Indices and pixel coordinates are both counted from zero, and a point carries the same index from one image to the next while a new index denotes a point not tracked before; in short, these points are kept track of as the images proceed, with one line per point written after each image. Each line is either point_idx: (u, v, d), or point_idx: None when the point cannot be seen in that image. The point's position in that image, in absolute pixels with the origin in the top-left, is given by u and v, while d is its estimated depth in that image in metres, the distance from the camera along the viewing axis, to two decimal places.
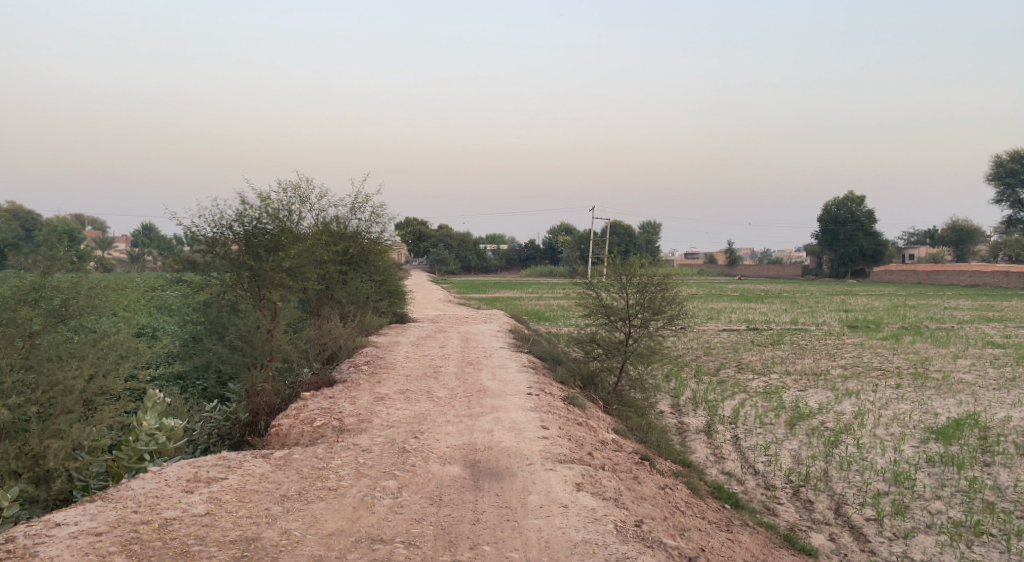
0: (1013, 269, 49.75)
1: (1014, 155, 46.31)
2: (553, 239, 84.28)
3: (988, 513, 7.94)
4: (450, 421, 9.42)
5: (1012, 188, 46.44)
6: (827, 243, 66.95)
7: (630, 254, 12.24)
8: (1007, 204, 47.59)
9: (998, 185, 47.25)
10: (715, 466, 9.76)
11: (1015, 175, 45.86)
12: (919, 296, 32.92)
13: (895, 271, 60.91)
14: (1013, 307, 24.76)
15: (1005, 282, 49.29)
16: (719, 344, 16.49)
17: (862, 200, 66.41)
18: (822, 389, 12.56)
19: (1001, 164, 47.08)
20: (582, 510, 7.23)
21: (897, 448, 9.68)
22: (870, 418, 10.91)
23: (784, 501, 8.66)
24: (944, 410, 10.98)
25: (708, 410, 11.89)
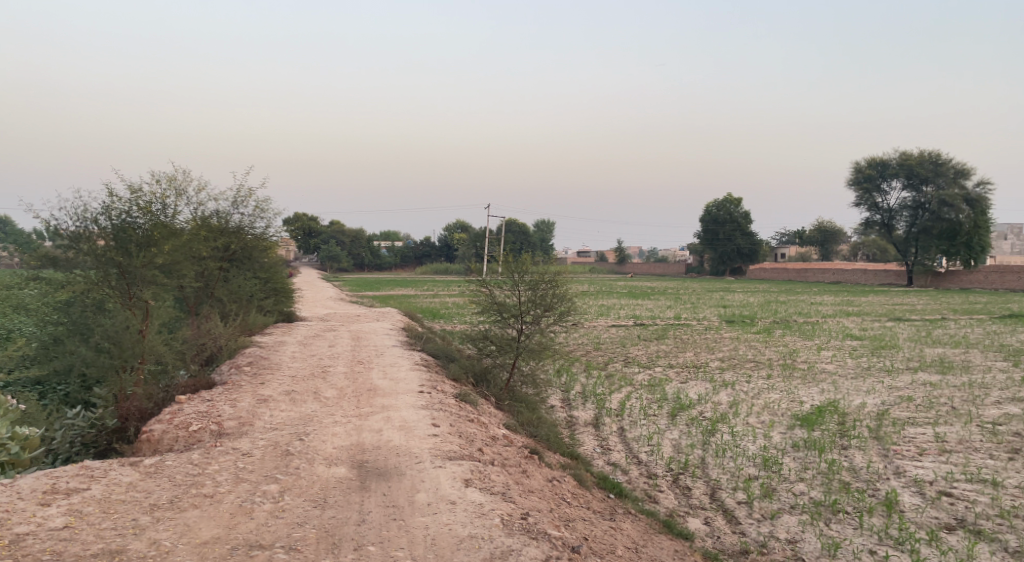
0: (870, 268, 54.76)
1: (872, 161, 50.49)
2: (448, 237, 84.00)
3: (844, 492, 8.56)
4: (337, 421, 9.23)
5: (869, 192, 50.51)
6: (709, 241, 70.56)
7: (522, 252, 12.40)
8: (865, 207, 51.72)
9: (858, 189, 51.17)
10: (602, 457, 10.07)
11: (872, 180, 49.99)
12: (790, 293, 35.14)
13: (769, 268, 64.96)
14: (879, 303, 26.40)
15: (864, 279, 53.74)
16: (608, 339, 17.00)
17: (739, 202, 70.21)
18: (701, 380, 13.25)
19: (860, 171, 51.08)
20: (469, 506, 7.28)
21: (767, 435, 10.35)
22: (743, 408, 11.59)
23: (664, 489, 9.06)
24: (809, 398, 11.83)
25: (596, 404, 12.25)
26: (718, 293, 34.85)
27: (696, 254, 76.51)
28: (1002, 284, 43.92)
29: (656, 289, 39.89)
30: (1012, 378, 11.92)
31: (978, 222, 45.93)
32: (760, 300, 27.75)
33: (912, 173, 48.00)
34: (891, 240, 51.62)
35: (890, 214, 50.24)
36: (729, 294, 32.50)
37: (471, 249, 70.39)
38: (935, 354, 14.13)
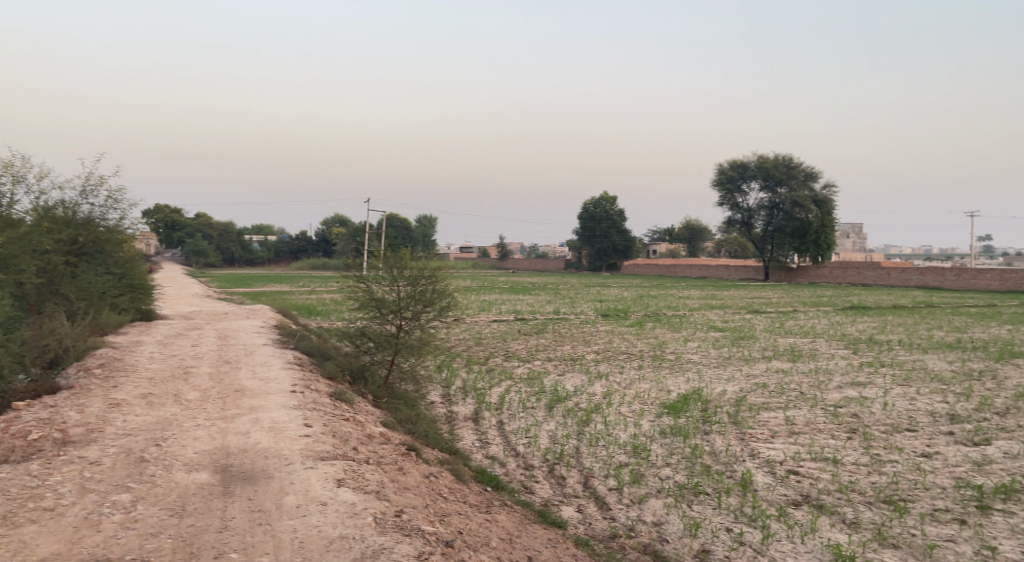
0: (733, 264, 58.55)
1: (733, 164, 53.77)
2: (326, 232, 81.71)
3: (705, 475, 9.05)
4: (199, 425, 8.74)
5: (730, 193, 53.76)
6: (587, 238, 72.71)
7: (401, 248, 12.24)
8: (727, 207, 54.96)
9: (720, 189, 54.23)
10: (480, 451, 10.13)
11: (733, 181, 53.26)
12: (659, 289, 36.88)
13: (642, 264, 67.76)
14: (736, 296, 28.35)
15: (727, 274, 57.31)
16: (488, 334, 17.16)
17: (614, 201, 73.37)
18: (578, 372, 13.66)
19: (723, 173, 54.34)
20: (341, 506, 7.11)
21: (637, 423, 10.81)
22: (616, 398, 12.04)
23: (539, 479, 9.24)
24: (676, 387, 12.47)
25: (476, 398, 12.33)
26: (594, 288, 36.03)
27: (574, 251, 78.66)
28: (846, 278, 48.25)
29: (536, 285, 40.64)
30: (851, 363, 13.13)
31: (825, 222, 50.18)
32: (633, 295, 29.00)
33: (768, 176, 51.61)
34: (750, 238, 55.27)
35: (749, 211, 53.73)
36: (605, 290, 33.73)
37: (350, 244, 68.81)
38: (787, 343, 15.30)
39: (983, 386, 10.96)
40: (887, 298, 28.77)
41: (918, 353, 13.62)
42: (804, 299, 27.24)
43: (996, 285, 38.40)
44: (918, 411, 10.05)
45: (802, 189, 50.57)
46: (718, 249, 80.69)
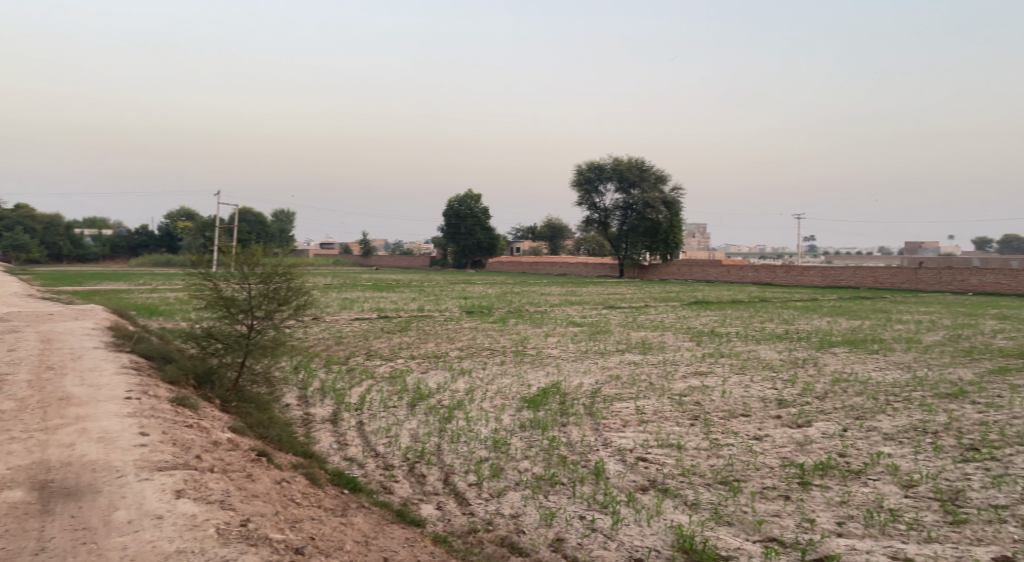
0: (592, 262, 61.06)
1: (591, 164, 55.70)
2: (172, 226, 76.37)
3: (561, 466, 9.20)
4: (14, 439, 7.87)
5: (588, 193, 55.61)
6: (452, 235, 72.87)
7: (252, 243, 11.63)
8: (585, 206, 56.82)
9: (579, 189, 55.92)
10: (338, 453, 9.79)
11: (591, 181, 55.15)
12: (517, 284, 37.51)
13: (507, 262, 68.97)
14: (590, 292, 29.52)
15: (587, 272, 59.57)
16: (349, 333, 16.71)
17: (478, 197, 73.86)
18: (440, 369, 13.63)
19: (582, 173, 55.92)
20: (179, 518, 6.65)
21: (498, 418, 10.92)
22: (478, 394, 12.13)
23: (399, 479, 8.98)
24: (536, 381, 12.75)
25: (334, 399, 11.96)
26: (458, 284, 36.19)
27: (439, 248, 78.61)
28: (692, 275, 51.61)
29: (398, 281, 40.00)
30: (695, 354, 14.04)
31: (672, 222, 53.71)
32: (496, 291, 29.40)
33: (623, 177, 53.74)
34: (606, 237, 57.43)
35: (607, 214, 55.85)
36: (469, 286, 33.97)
37: (199, 239, 64.74)
38: (640, 337, 16.11)
39: (806, 372, 12.10)
40: (725, 293, 31.09)
41: (753, 343, 14.81)
42: (653, 293, 28.79)
43: (818, 281, 42.62)
44: (752, 398, 10.89)
45: (653, 191, 53.40)
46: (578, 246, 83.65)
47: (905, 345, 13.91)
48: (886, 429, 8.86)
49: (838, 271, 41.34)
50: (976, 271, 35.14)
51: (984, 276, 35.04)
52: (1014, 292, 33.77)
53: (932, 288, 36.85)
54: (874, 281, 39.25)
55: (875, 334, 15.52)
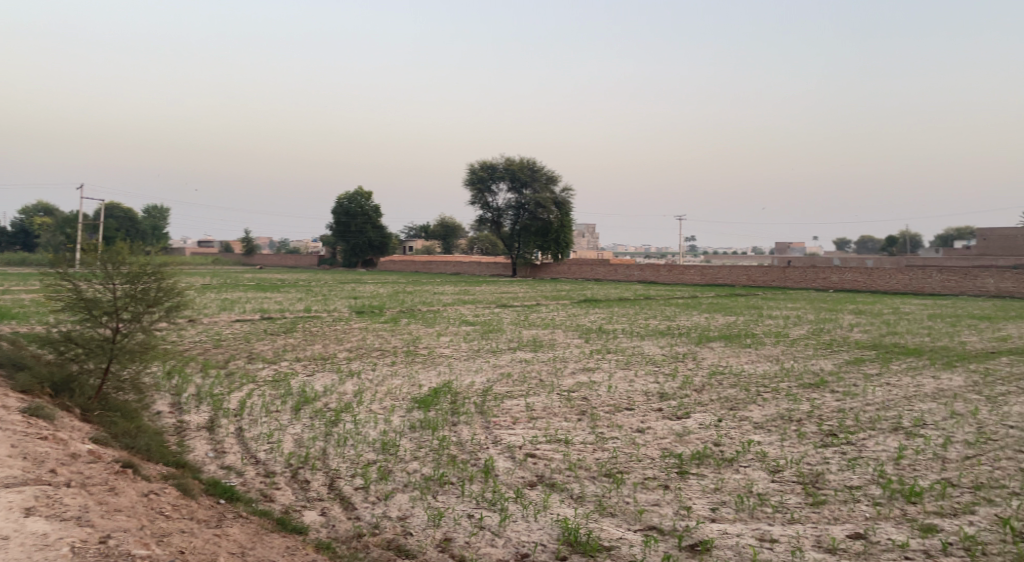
0: (485, 261, 61.55)
1: (484, 164, 55.76)
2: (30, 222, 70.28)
3: (451, 465, 8.79)
4: None
5: (481, 192, 55.56)
6: (341, 233, 71.14)
7: (117, 242, 10.93)
8: (478, 205, 56.72)
9: (472, 189, 55.73)
10: (214, 461, 9.27)
11: (483, 181, 55.18)
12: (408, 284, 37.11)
13: (399, 262, 68.16)
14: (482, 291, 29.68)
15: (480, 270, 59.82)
16: (229, 336, 15.91)
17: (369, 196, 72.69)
18: (327, 372, 13.23)
19: (475, 173, 55.84)
20: (28, 539, 6.09)
21: (387, 419, 10.69)
22: (366, 396, 11.86)
23: (281, 486, 8.52)
24: (427, 381, 12.62)
25: (212, 405, 11.36)
26: (347, 284, 35.37)
27: (329, 247, 76.57)
28: (582, 274, 52.95)
29: (281, 281, 38.59)
30: (584, 351, 14.37)
31: (563, 222, 55.20)
32: (387, 291, 28.94)
33: (516, 177, 54.35)
34: (499, 236, 57.58)
35: (499, 211, 56.01)
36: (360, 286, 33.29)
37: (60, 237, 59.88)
38: (531, 335, 16.32)
39: (686, 366, 12.66)
40: (612, 292, 32.06)
41: (638, 340, 15.34)
42: (543, 292, 29.27)
43: (698, 279, 44.89)
44: (636, 392, 11.25)
45: (545, 191, 54.37)
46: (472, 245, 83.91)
47: (775, 339, 14.85)
48: (757, 419, 9.38)
49: (717, 270, 43.67)
50: (837, 270, 38.07)
51: (843, 274, 37.97)
52: (868, 289, 36.85)
53: (799, 286, 39.60)
54: (748, 280, 41.72)
55: (748, 329, 16.47)
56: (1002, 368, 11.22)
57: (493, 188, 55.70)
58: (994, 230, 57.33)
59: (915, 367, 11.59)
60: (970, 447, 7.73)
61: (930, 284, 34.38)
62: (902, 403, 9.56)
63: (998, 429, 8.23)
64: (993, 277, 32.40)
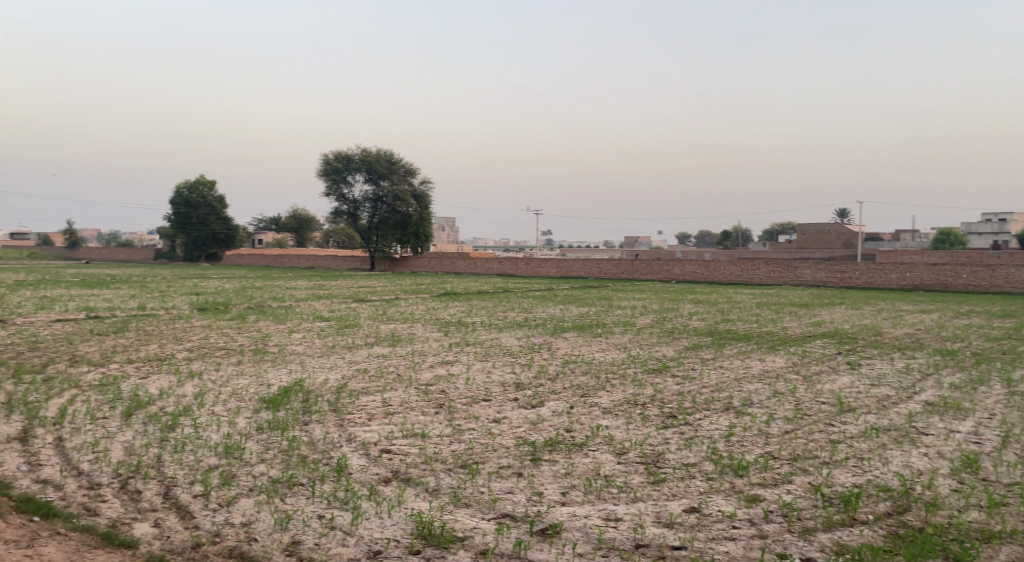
0: (340, 256, 60.18)
1: (339, 156, 53.86)
2: None
3: (300, 466, 8.41)
4: None
5: (336, 184, 53.38)
6: (179, 224, 65.76)
7: None
8: (333, 197, 54.49)
9: (327, 180, 53.39)
10: (27, 476, 8.30)
11: (339, 173, 53.24)
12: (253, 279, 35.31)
13: (246, 255, 64.82)
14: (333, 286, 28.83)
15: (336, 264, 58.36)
16: (47, 337, 14.34)
17: (213, 186, 68.64)
18: (164, 374, 12.29)
19: (329, 164, 53.56)
20: None
21: (231, 422, 10.09)
22: (209, 398, 11.14)
23: (108, 498, 7.79)
24: (276, 380, 12.07)
25: (25, 414, 10.18)
26: (187, 279, 33.14)
27: (168, 239, 71.26)
28: (441, 268, 52.96)
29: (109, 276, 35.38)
30: (442, 345, 14.34)
31: (421, 215, 55.48)
32: (232, 286, 27.32)
33: (371, 169, 53.09)
34: (355, 228, 56.13)
35: (355, 204, 54.31)
36: (201, 282, 31.25)
37: None
38: (388, 329, 16.07)
39: (541, 356, 13.01)
40: (469, 285, 32.22)
41: (495, 332, 15.54)
42: (400, 287, 28.84)
43: (554, 272, 46.36)
44: (493, 383, 11.38)
45: (403, 184, 54.14)
46: (327, 237, 81.55)
47: (623, 328, 15.60)
48: (605, 404, 9.80)
49: (571, 262, 45.24)
50: (678, 262, 40.64)
51: (683, 266, 40.60)
52: (706, 280, 39.64)
53: (645, 277, 41.92)
54: (599, 272, 43.55)
55: (599, 319, 17.19)
56: (817, 350, 12.49)
57: (349, 179, 53.92)
58: (811, 226, 63.70)
59: (746, 351, 12.63)
60: (789, 423, 8.52)
61: (758, 275, 37.57)
62: (734, 385, 10.38)
63: (813, 405, 9.14)
64: (810, 268, 35.97)
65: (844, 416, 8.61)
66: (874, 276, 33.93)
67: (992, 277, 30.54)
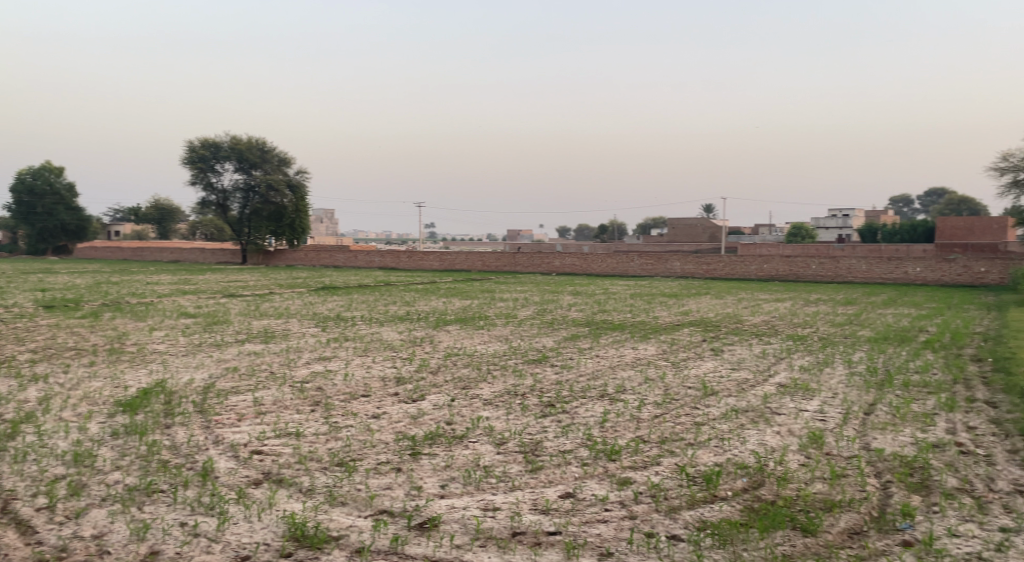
0: (209, 249, 57.06)
1: (205, 143, 50.68)
2: None
3: (161, 472, 7.88)
4: None
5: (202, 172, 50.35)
6: (20, 215, 60.04)
7: None
8: (200, 186, 51.33)
9: (192, 168, 50.22)
10: None
11: (206, 160, 50.22)
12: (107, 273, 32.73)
13: (101, 247, 60.16)
14: (199, 281, 27.22)
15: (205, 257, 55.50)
16: None
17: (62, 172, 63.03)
18: (2, 378, 11.14)
19: (194, 151, 50.40)
20: None
21: (82, 428, 9.31)
22: (55, 403, 10.21)
23: None
24: (135, 382, 11.26)
25: None
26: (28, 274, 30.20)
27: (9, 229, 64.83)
28: (319, 261, 51.41)
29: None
30: (318, 340, 13.93)
31: (298, 206, 53.33)
32: (83, 281, 25.20)
33: (242, 157, 50.49)
34: (225, 219, 53.28)
35: (225, 194, 51.44)
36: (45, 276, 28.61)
37: None
38: (261, 325, 15.40)
39: (422, 349, 12.93)
40: (348, 278, 31.46)
41: (375, 326, 15.27)
42: (273, 281, 27.71)
43: (436, 265, 46.18)
44: (372, 378, 11.18)
45: (276, 173, 51.94)
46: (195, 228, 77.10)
47: (504, 320, 15.79)
48: (486, 396, 9.86)
49: (453, 255, 45.23)
50: (558, 255, 41.62)
51: (564, 259, 41.63)
52: (584, 272, 40.84)
53: (526, 270, 42.64)
54: (481, 265, 43.83)
55: (481, 312, 17.31)
56: (684, 338, 13.19)
57: (217, 168, 51.04)
58: (681, 220, 67.18)
59: (620, 340, 13.14)
60: (659, 407, 8.95)
61: (632, 267, 39.15)
62: (609, 373, 10.78)
63: (680, 390, 9.65)
64: (679, 260, 37.89)
65: (708, 400, 9.15)
66: (736, 267, 36.24)
67: (837, 268, 33.46)
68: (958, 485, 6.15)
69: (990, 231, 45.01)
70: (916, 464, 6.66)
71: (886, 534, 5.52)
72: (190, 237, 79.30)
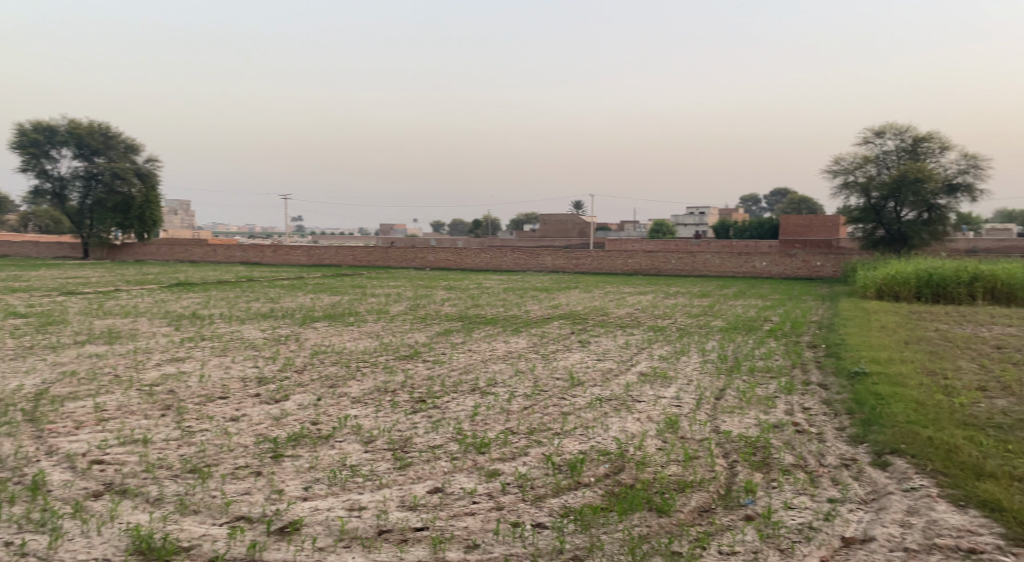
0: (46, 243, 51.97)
1: (38, 125, 45.96)
2: None
3: None
4: None
5: (35, 158, 45.65)
6: None
7: None
8: (32, 173, 46.42)
9: (23, 153, 45.43)
10: None
11: (39, 145, 45.56)
12: None
13: None
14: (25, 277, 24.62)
15: (38, 251, 50.44)
16: None
17: None
18: None
19: (25, 134, 45.53)
20: None
21: None
22: None
23: None
24: None
25: None
26: None
27: None
28: (174, 256, 48.18)
29: None
30: (172, 340, 13.04)
31: (147, 198, 49.66)
32: None
33: (82, 143, 46.34)
34: (62, 210, 48.27)
35: (62, 181, 46.80)
36: None
37: None
38: (105, 325, 14.21)
39: (287, 348, 12.44)
40: (202, 275, 29.59)
41: (236, 324, 14.51)
42: (118, 277, 25.64)
43: (304, 260, 44.60)
44: (232, 379, 10.62)
45: (123, 162, 48.09)
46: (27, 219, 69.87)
47: (375, 316, 15.51)
48: (354, 393, 9.63)
49: (321, 250, 43.84)
50: (432, 250, 41.44)
51: (438, 254, 41.46)
52: (458, 267, 40.90)
53: (399, 265, 42.13)
54: (353, 260, 42.80)
55: (351, 308, 16.91)
56: (554, 330, 13.53)
57: (53, 154, 46.45)
58: (552, 216, 69.03)
59: (492, 334, 13.27)
60: (528, 399, 9.12)
61: (505, 262, 39.67)
62: (480, 366, 10.85)
63: (549, 381, 9.89)
64: (550, 255, 38.79)
65: (574, 390, 9.44)
66: (603, 262, 37.63)
67: (694, 262, 35.56)
68: (794, 462, 6.70)
69: (826, 228, 49.55)
70: (759, 444, 7.20)
71: (732, 510, 5.93)
72: (23, 230, 71.74)
